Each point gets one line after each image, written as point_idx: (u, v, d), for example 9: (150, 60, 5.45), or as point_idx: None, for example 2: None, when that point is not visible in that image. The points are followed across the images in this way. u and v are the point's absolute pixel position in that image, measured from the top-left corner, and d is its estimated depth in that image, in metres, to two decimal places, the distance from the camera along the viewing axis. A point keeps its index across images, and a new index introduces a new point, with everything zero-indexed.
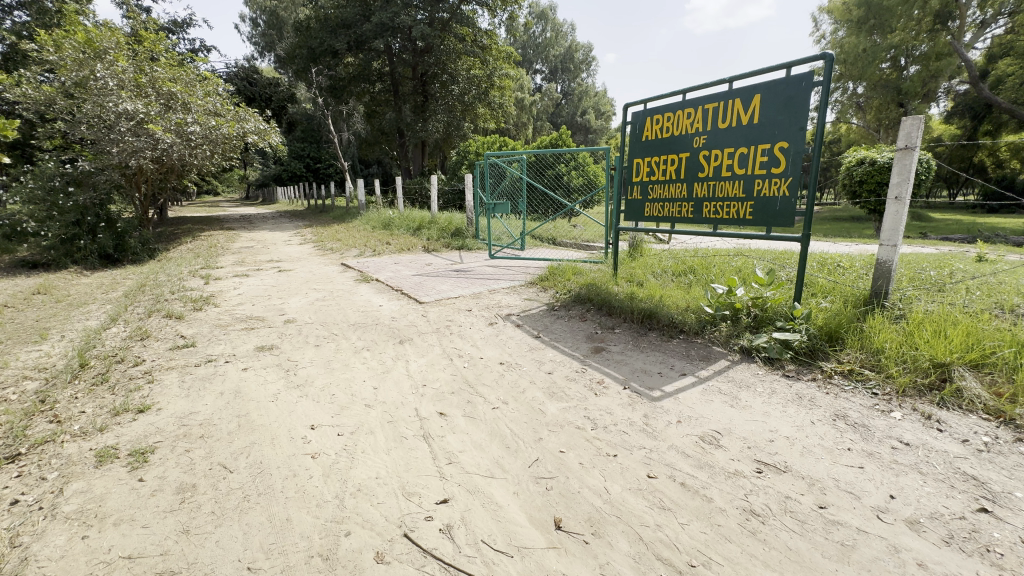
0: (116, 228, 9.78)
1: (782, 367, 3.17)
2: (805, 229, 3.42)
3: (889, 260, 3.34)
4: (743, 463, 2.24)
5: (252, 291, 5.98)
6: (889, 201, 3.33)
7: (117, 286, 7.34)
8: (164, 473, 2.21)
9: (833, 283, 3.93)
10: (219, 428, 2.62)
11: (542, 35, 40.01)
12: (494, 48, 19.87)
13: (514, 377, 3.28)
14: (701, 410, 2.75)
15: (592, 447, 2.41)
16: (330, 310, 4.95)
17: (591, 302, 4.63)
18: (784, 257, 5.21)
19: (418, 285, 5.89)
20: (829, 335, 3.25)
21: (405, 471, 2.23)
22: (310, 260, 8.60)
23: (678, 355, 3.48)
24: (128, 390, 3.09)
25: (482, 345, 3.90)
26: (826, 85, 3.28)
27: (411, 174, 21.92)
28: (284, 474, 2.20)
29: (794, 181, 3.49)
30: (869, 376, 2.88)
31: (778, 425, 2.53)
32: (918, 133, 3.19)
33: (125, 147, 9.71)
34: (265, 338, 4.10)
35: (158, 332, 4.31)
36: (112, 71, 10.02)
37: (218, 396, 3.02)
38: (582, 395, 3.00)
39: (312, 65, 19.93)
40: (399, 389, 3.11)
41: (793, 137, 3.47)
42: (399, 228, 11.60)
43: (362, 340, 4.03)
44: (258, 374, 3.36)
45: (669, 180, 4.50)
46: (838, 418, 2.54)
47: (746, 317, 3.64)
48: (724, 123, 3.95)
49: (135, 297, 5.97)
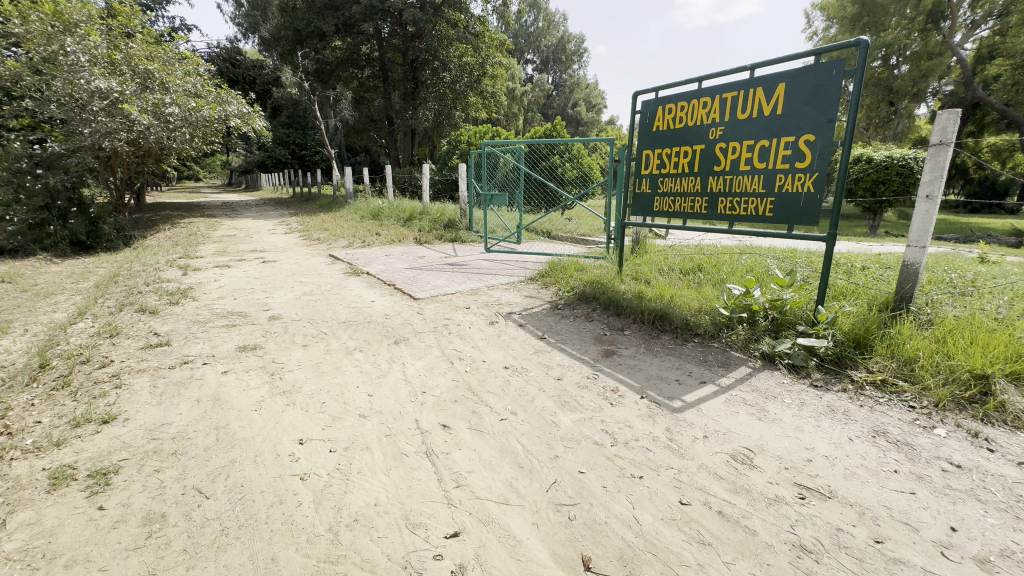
0: (89, 214, 9.30)
1: (808, 376, 2.96)
2: (832, 227, 3.19)
3: (916, 262, 3.17)
4: (783, 488, 2.03)
5: (233, 284, 5.61)
6: (918, 200, 3.14)
7: (89, 276, 6.88)
8: (129, 500, 1.92)
9: (854, 286, 3.74)
10: (194, 443, 2.33)
11: (534, 25, 39.49)
12: (486, 35, 19.26)
13: (521, 384, 3.03)
14: (727, 424, 2.52)
15: (615, 467, 2.18)
16: (318, 306, 4.62)
17: (596, 301, 4.40)
18: (795, 257, 5.00)
19: (412, 280, 5.58)
20: (857, 341, 3.05)
21: (408, 496, 1.98)
22: (296, 251, 8.24)
23: (695, 360, 3.26)
24: (92, 397, 2.76)
25: (483, 346, 3.65)
26: (859, 73, 3.03)
27: (401, 163, 21.58)
28: (270, 501, 1.93)
29: (820, 176, 3.27)
30: (903, 388, 2.69)
31: (814, 442, 2.32)
32: (954, 127, 3.00)
33: (97, 128, 9.24)
34: (248, 337, 3.78)
35: (129, 329, 3.96)
36: (84, 46, 9.45)
37: (194, 404, 2.71)
38: (596, 406, 2.75)
39: (299, 48, 19.12)
40: (395, 397, 2.84)
41: (821, 130, 3.24)
42: (389, 219, 11.22)
43: (354, 340, 3.74)
44: (239, 378, 3.05)
45: (681, 173, 4.26)
46: (878, 435, 2.34)
47: (764, 320, 3.45)
48: (744, 113, 3.72)
49: (108, 288, 5.56)
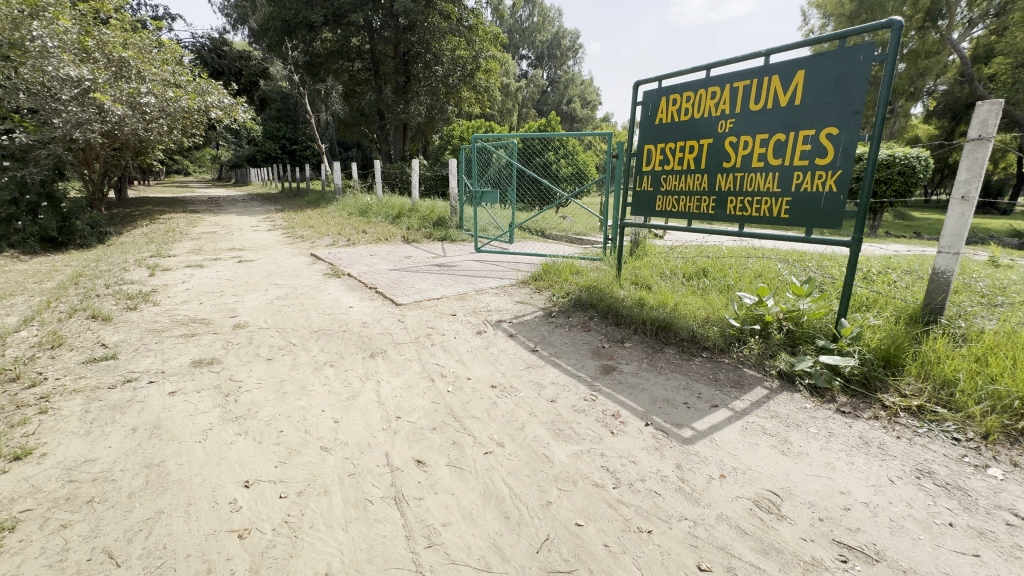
0: (61, 208, 8.82)
1: (834, 400, 2.62)
2: (857, 231, 2.85)
3: (948, 270, 2.86)
4: (821, 547, 1.69)
5: (203, 287, 5.19)
6: (952, 201, 2.82)
7: (51, 275, 6.42)
8: (18, 571, 1.55)
9: (877, 296, 3.42)
10: (117, 487, 1.95)
11: (529, 20, 39.02)
12: (479, 28, 18.84)
13: (510, 408, 2.67)
14: (747, 460, 2.18)
15: (619, 518, 1.83)
16: (290, 313, 4.23)
17: (594, 308, 4.06)
18: (807, 262, 4.67)
19: (395, 283, 5.20)
20: (887, 359, 2.72)
21: (367, 561, 1.62)
22: (277, 249, 7.80)
23: (704, 379, 2.91)
24: (9, 425, 2.36)
25: (469, 361, 3.28)
26: (891, 58, 2.70)
27: (392, 158, 21.20)
28: (195, 571, 1.56)
29: (844, 175, 2.94)
30: (945, 416, 2.36)
31: (849, 484, 1.99)
32: (996, 120, 2.67)
33: (69, 118, 8.75)
34: (206, 349, 3.39)
35: (74, 339, 3.55)
36: (52, 31, 8.91)
37: (128, 434, 2.33)
38: (594, 435, 2.40)
39: (287, 39, 18.32)
40: (365, 424, 2.47)
41: (845, 123, 2.91)
42: (377, 216, 10.80)
43: (325, 353, 3.36)
44: (187, 401, 2.66)
45: (686, 170, 3.92)
46: (923, 476, 2.01)
47: (779, 333, 3.12)
48: (757, 105, 3.38)
49: (66, 290, 5.13)
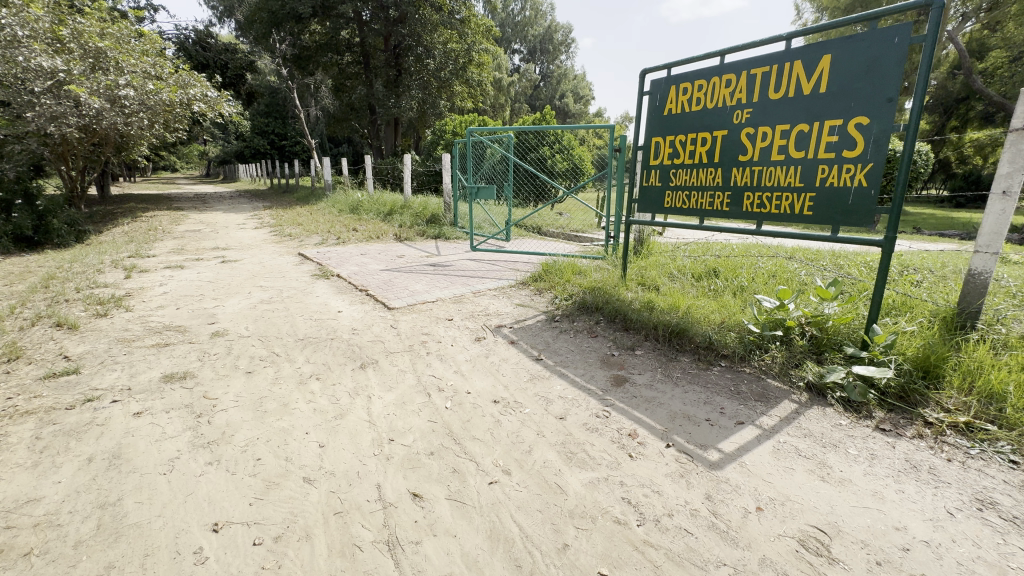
0: (36, 207, 8.33)
1: (871, 416, 2.39)
2: (890, 229, 2.62)
3: (985, 271, 2.64)
4: None
5: (181, 290, 4.86)
6: (990, 197, 2.58)
7: (21, 278, 6.04)
8: None
9: (905, 298, 3.20)
10: (62, 535, 1.67)
11: (521, 13, 38.33)
12: (472, 21, 18.38)
13: (515, 427, 2.41)
14: (785, 488, 1.94)
15: (647, 565, 1.58)
16: (274, 319, 3.93)
17: (599, 312, 3.81)
18: (820, 262, 4.46)
19: (388, 285, 4.91)
20: (925, 370, 2.49)
21: None
22: (263, 249, 7.45)
23: (724, 392, 2.67)
24: None
25: (468, 372, 3.02)
26: (931, 39, 2.45)
27: (383, 154, 20.79)
28: None
29: (875, 168, 2.70)
30: (996, 434, 2.15)
31: (904, 518, 1.76)
32: None
33: (42, 111, 8.32)
34: (180, 361, 3.09)
35: (34, 350, 3.23)
36: (22, 18, 8.44)
37: (81, 466, 2.04)
38: (611, 459, 2.15)
39: (274, 32, 17.79)
40: (354, 449, 2.20)
41: (877, 112, 2.67)
42: (368, 213, 10.46)
43: (311, 364, 3.08)
44: (154, 424, 2.37)
45: (698, 164, 3.67)
46: (986, 508, 1.78)
47: (802, 339, 2.90)
48: (777, 93, 3.14)
49: (33, 293, 4.78)
